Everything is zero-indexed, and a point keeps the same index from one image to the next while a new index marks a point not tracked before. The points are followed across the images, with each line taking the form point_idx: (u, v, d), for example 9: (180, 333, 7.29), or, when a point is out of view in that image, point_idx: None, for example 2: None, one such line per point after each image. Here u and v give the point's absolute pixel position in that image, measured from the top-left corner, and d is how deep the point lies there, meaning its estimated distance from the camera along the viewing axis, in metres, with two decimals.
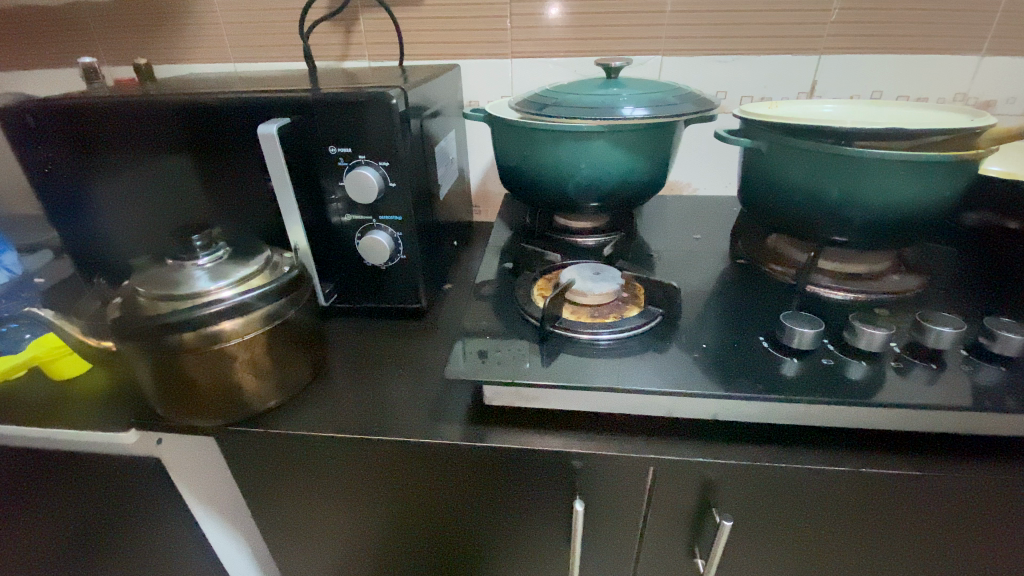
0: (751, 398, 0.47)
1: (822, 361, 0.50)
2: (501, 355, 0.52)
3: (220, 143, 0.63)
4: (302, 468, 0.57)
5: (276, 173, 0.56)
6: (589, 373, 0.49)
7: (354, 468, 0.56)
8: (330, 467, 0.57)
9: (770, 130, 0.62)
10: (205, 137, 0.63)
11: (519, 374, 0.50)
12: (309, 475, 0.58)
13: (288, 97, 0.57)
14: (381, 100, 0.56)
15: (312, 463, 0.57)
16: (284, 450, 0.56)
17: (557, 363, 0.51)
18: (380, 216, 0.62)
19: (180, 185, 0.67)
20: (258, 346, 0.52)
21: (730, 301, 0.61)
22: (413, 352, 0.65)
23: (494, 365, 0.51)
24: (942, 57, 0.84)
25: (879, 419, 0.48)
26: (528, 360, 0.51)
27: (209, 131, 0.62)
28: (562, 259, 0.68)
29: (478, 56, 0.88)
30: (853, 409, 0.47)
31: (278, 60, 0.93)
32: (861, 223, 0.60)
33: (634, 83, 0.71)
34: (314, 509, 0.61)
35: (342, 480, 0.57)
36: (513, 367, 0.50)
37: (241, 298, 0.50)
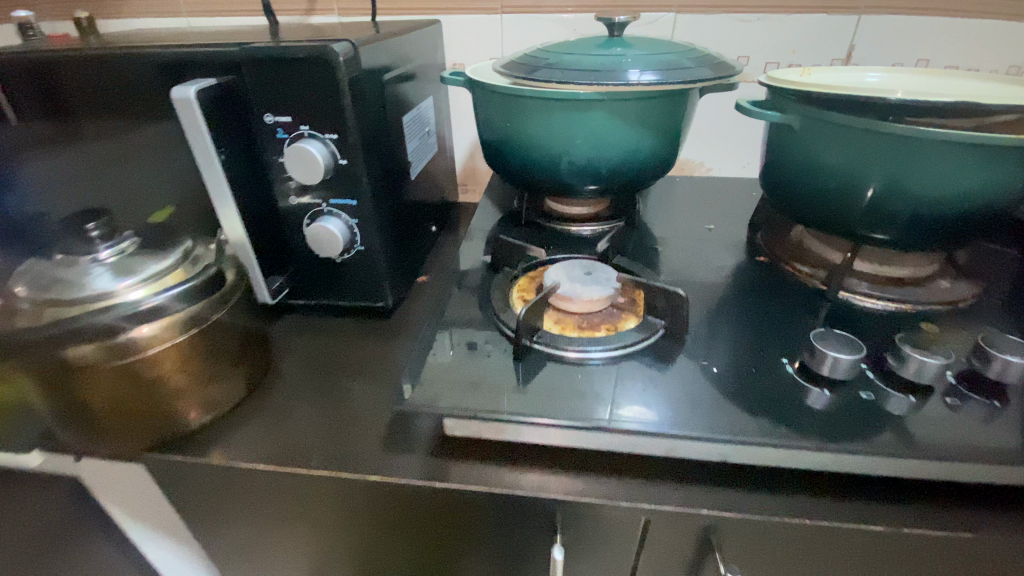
0: (773, 444, 0.37)
1: (859, 395, 0.40)
2: (466, 377, 0.43)
3: (127, 106, 0.50)
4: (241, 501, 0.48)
5: (199, 149, 0.45)
6: (573, 405, 0.40)
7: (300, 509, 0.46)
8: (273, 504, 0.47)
9: (805, 101, 0.50)
10: (110, 100, 0.50)
11: (486, 407, 0.40)
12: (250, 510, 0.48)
13: (211, 51, 0.46)
14: (321, 56, 0.45)
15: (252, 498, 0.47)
16: (209, 480, 0.47)
17: (532, 387, 0.42)
18: (331, 201, 0.52)
19: (96, 160, 0.55)
20: (174, 362, 0.43)
21: (747, 309, 0.51)
22: (373, 358, 0.55)
23: (455, 391, 0.42)
24: (1003, 21, 0.71)
25: (940, 470, 0.37)
26: (497, 385, 0.42)
27: (131, 96, 0.50)
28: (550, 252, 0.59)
29: (462, 10, 0.77)
30: (907, 459, 0.36)
31: (235, 13, 0.81)
32: (908, 218, 0.49)
33: (640, 42, 0.60)
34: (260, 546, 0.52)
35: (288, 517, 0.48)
36: (478, 395, 0.41)
37: (153, 301, 0.41)
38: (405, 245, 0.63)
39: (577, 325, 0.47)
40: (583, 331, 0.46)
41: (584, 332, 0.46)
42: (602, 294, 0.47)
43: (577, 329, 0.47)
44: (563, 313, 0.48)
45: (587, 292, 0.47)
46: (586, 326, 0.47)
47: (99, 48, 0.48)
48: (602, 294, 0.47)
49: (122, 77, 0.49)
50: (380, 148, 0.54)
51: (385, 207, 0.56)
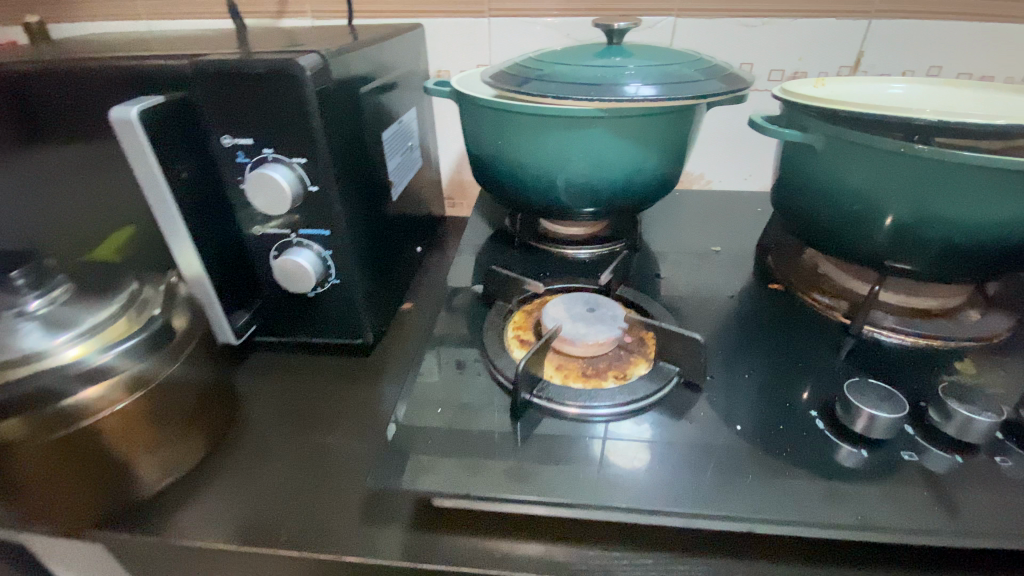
0: (815, 521, 0.33)
1: (902, 456, 0.36)
2: (455, 442, 0.38)
3: (65, 126, 0.44)
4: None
5: (146, 177, 0.39)
6: (576, 477, 0.35)
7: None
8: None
9: (827, 120, 0.46)
10: (42, 118, 0.44)
11: (478, 481, 0.35)
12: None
13: (159, 65, 0.40)
14: (285, 72, 0.39)
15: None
16: (158, 561, 0.40)
17: (530, 455, 0.37)
18: (300, 230, 0.46)
19: (30, 184, 0.48)
20: (119, 431, 0.37)
21: (766, 348, 0.47)
22: (352, 404, 0.49)
23: (445, 462, 0.37)
24: (1018, 26, 0.68)
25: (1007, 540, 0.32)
26: (493, 454, 0.37)
27: (69, 114, 0.44)
28: (548, 283, 0.54)
29: (447, 13, 0.71)
30: (962, 534, 0.32)
31: (199, 17, 0.75)
32: (938, 248, 0.44)
33: (642, 51, 0.55)
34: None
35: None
36: (471, 466, 0.36)
37: (101, 357, 0.36)
38: (388, 274, 0.57)
39: (580, 373, 0.42)
40: (588, 380, 0.42)
41: (589, 381, 0.42)
42: (609, 338, 0.43)
43: (581, 377, 0.42)
44: (564, 358, 0.43)
45: (592, 336, 0.43)
46: (590, 374, 0.42)
47: (34, 63, 0.42)
48: (609, 338, 0.43)
49: (58, 94, 0.43)
50: (356, 171, 0.48)
51: (363, 236, 0.50)
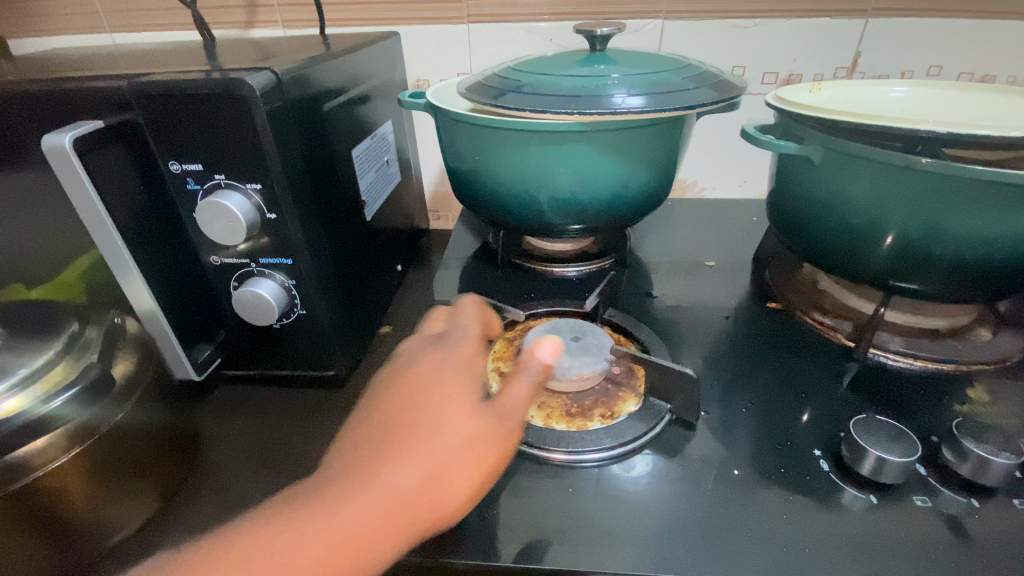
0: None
1: (914, 501, 0.34)
2: None
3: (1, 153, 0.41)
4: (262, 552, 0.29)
5: (86, 212, 0.36)
6: (548, 536, 0.33)
7: (385, 524, 0.29)
8: (327, 539, 0.29)
9: (825, 131, 0.43)
10: None
11: (443, 541, 0.33)
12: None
13: (97, 85, 0.37)
14: (232, 92, 0.36)
15: (296, 537, 0.29)
16: None
17: (509, 512, 0.35)
18: (261, 260, 0.43)
19: None
20: (58, 493, 0.34)
21: (765, 377, 0.45)
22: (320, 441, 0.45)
23: None
24: (1020, 23, 0.65)
25: None
26: (467, 511, 0.35)
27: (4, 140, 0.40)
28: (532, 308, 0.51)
29: (424, 20, 0.68)
30: None
31: (165, 27, 0.71)
32: (947, 264, 0.41)
33: (627, 58, 0.52)
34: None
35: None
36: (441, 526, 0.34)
37: (42, 409, 0.33)
38: (363, 299, 0.54)
39: (566, 410, 0.41)
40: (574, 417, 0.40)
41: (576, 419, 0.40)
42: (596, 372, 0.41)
43: (567, 414, 0.41)
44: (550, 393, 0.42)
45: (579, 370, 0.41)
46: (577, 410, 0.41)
47: None
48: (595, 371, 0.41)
49: None
50: (321, 192, 0.45)
51: (331, 262, 0.47)
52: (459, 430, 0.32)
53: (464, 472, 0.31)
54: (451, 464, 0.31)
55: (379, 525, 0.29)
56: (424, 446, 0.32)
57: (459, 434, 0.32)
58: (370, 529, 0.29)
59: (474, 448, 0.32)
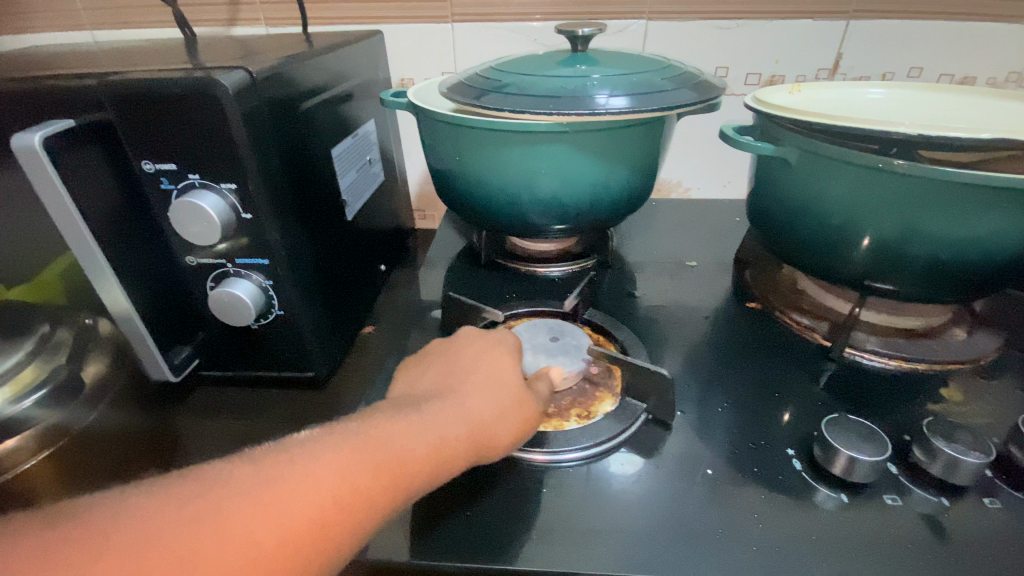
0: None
1: (884, 500, 0.34)
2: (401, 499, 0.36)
3: None
4: (323, 449, 0.29)
5: (58, 213, 0.35)
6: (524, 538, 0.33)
7: (439, 448, 0.31)
8: (385, 446, 0.30)
9: (800, 132, 0.43)
10: None
11: (419, 544, 0.33)
12: (324, 483, 0.27)
13: (69, 85, 0.36)
14: (206, 92, 0.35)
15: (354, 442, 0.29)
16: None
17: (485, 515, 0.35)
18: (237, 260, 0.43)
19: None
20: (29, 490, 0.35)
21: (742, 377, 0.45)
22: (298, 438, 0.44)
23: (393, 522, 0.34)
24: (998, 25, 0.66)
25: None
26: (442, 513, 0.35)
27: None
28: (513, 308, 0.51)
29: (408, 19, 0.67)
30: None
31: (145, 25, 0.70)
32: (923, 265, 0.42)
33: (608, 59, 0.52)
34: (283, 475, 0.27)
35: (394, 487, 0.29)
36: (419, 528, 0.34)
37: (14, 409, 0.34)
38: (344, 300, 0.54)
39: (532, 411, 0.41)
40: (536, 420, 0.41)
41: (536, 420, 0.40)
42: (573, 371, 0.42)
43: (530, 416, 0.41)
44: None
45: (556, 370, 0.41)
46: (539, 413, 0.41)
47: None
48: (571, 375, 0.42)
49: None
50: (298, 193, 0.45)
51: (310, 263, 0.47)
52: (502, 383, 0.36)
53: (509, 417, 0.35)
54: (500, 411, 0.35)
55: (434, 448, 0.31)
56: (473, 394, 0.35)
57: (515, 389, 0.36)
58: (425, 449, 0.31)
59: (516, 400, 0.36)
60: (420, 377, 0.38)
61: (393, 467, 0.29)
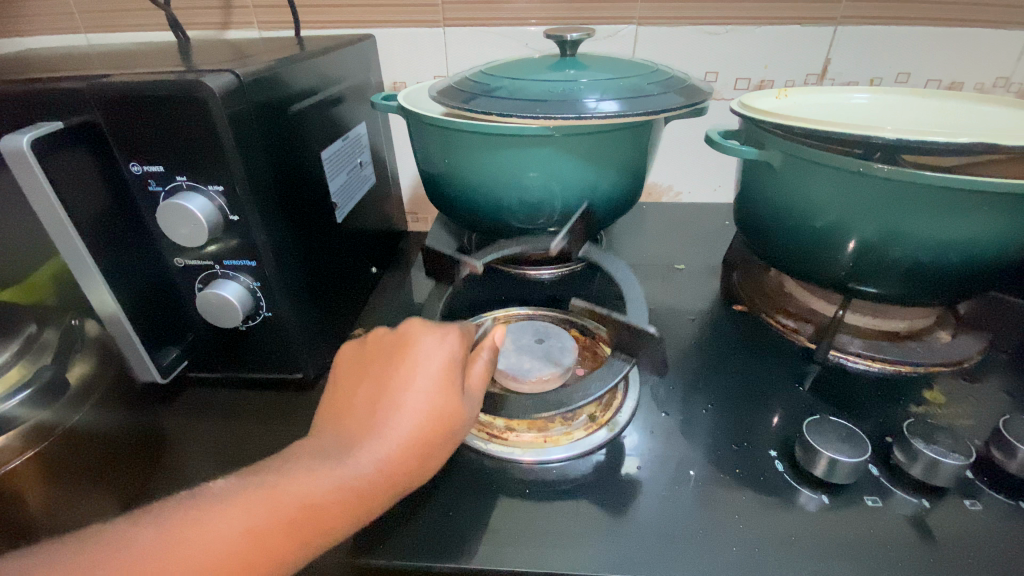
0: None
1: (865, 501, 0.35)
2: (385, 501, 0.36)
3: None
4: (223, 512, 0.29)
5: (48, 217, 0.36)
6: (509, 538, 0.33)
7: (350, 497, 0.30)
8: (290, 502, 0.29)
9: (783, 136, 0.44)
10: None
11: (399, 547, 0.33)
12: (215, 555, 0.28)
13: (57, 88, 0.37)
14: (192, 94, 0.36)
15: (254, 499, 0.29)
16: None
17: (467, 517, 0.35)
18: (226, 262, 0.43)
19: None
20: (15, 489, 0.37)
21: (727, 378, 0.45)
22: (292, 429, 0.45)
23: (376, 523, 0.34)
24: (984, 31, 0.66)
25: None
26: (425, 516, 0.35)
27: None
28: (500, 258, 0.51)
29: (400, 23, 0.68)
30: None
31: (139, 28, 0.71)
32: (905, 267, 0.42)
33: (596, 63, 0.52)
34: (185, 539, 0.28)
35: (305, 539, 0.29)
36: (404, 529, 0.34)
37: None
38: (333, 302, 0.54)
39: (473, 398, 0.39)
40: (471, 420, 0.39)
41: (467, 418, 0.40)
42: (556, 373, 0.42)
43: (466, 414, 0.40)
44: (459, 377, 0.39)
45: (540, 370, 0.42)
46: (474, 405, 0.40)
47: None
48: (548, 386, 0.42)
49: None
50: (286, 195, 0.45)
51: (298, 265, 0.47)
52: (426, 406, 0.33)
53: (433, 449, 0.32)
54: (420, 445, 0.32)
55: (344, 497, 0.30)
56: (393, 423, 0.32)
57: (440, 415, 0.33)
58: (334, 501, 0.30)
59: (442, 427, 0.33)
60: (353, 388, 0.35)
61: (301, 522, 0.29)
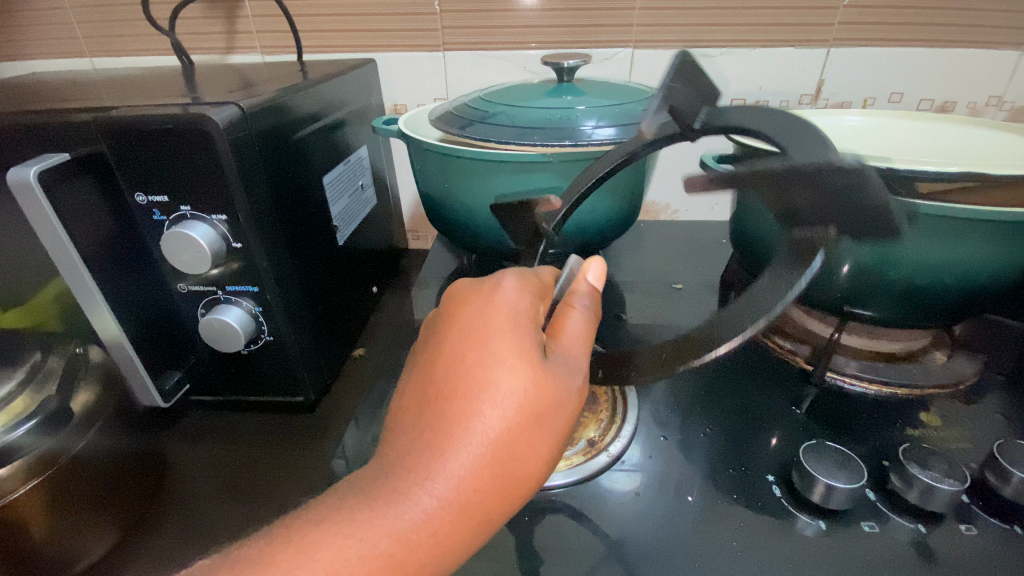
0: None
1: (862, 526, 0.35)
2: None
3: None
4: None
5: (51, 244, 0.36)
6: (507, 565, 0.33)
7: (431, 525, 0.26)
8: (382, 547, 0.25)
9: None
10: None
11: None
12: None
13: (66, 121, 0.37)
14: (197, 127, 0.36)
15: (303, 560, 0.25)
16: None
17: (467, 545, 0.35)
18: (228, 288, 0.44)
19: None
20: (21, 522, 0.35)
21: (724, 400, 0.46)
22: (289, 453, 0.47)
23: None
24: (975, 52, 0.68)
25: None
26: None
27: None
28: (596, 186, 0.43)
29: (401, 47, 0.69)
30: None
31: (143, 53, 0.72)
32: (899, 290, 0.42)
33: (593, 89, 0.53)
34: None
35: None
36: None
37: (9, 437, 0.35)
38: (335, 324, 0.55)
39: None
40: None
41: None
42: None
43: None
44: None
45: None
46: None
47: None
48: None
49: None
50: (289, 222, 0.46)
51: (300, 289, 0.47)
52: (517, 406, 0.28)
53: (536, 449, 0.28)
54: (517, 449, 0.28)
55: (429, 525, 0.26)
56: (457, 433, 0.27)
57: (535, 411, 0.28)
58: (436, 529, 0.26)
59: (533, 420, 0.28)
60: (404, 396, 0.31)
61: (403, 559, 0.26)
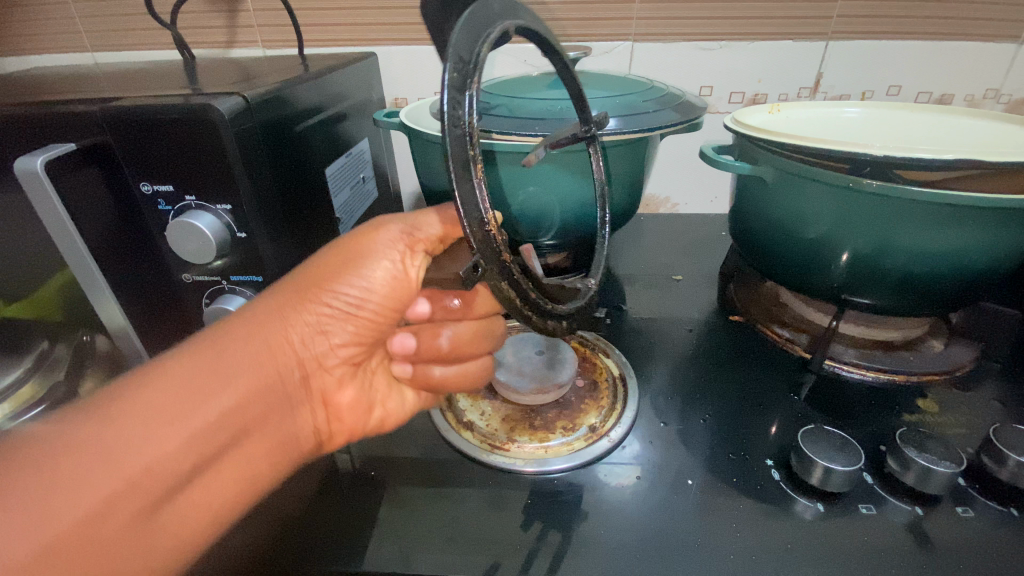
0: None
1: (860, 509, 0.35)
2: (395, 513, 0.36)
3: None
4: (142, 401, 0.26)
5: (59, 235, 0.37)
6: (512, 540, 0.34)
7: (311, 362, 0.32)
8: (263, 376, 0.30)
9: (775, 153, 0.45)
10: None
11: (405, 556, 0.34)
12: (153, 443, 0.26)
13: (71, 112, 0.38)
14: (200, 116, 0.37)
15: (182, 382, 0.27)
16: None
17: (471, 527, 0.36)
18: (233, 278, 0.44)
19: None
20: None
21: (722, 388, 0.46)
22: None
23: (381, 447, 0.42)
24: (973, 44, 0.68)
25: None
26: (428, 525, 0.36)
27: None
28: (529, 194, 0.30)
29: (402, 41, 0.70)
30: None
31: (146, 48, 0.72)
32: (895, 279, 0.43)
33: (594, 81, 0.53)
34: (102, 449, 0.25)
35: (269, 401, 0.30)
36: (411, 538, 0.35)
37: (12, 425, 0.36)
38: None
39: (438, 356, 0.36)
40: (431, 383, 0.37)
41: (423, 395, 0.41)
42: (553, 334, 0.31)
43: (427, 383, 0.37)
44: (427, 306, 0.35)
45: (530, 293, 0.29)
46: (442, 363, 0.37)
47: None
48: (482, 369, 0.38)
49: None
50: (291, 212, 0.46)
51: None
52: (392, 288, 0.32)
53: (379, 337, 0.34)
54: (345, 306, 0.31)
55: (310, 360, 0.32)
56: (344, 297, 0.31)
57: (364, 271, 0.31)
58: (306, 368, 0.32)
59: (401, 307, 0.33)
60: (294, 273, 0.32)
61: (243, 379, 0.29)
